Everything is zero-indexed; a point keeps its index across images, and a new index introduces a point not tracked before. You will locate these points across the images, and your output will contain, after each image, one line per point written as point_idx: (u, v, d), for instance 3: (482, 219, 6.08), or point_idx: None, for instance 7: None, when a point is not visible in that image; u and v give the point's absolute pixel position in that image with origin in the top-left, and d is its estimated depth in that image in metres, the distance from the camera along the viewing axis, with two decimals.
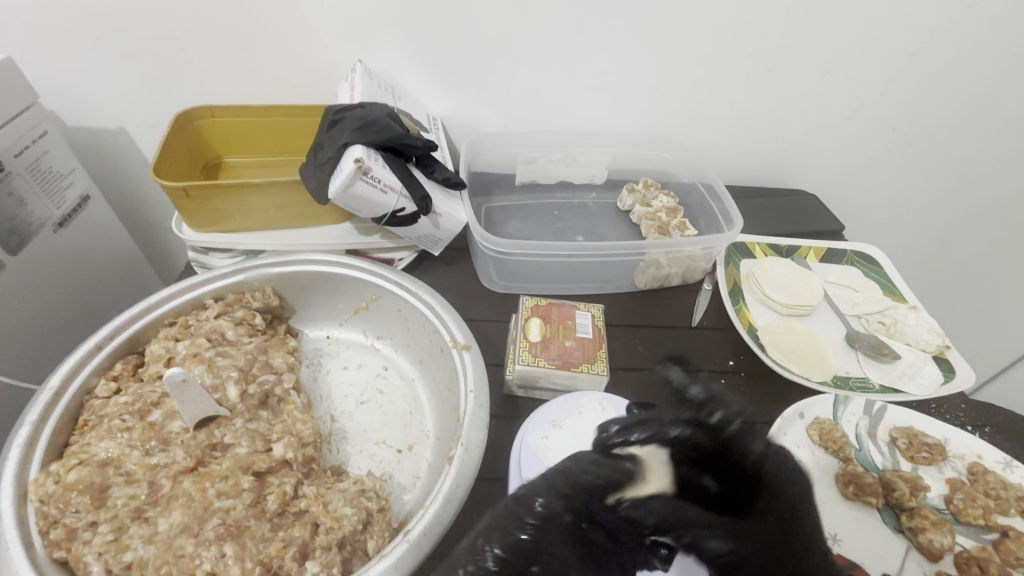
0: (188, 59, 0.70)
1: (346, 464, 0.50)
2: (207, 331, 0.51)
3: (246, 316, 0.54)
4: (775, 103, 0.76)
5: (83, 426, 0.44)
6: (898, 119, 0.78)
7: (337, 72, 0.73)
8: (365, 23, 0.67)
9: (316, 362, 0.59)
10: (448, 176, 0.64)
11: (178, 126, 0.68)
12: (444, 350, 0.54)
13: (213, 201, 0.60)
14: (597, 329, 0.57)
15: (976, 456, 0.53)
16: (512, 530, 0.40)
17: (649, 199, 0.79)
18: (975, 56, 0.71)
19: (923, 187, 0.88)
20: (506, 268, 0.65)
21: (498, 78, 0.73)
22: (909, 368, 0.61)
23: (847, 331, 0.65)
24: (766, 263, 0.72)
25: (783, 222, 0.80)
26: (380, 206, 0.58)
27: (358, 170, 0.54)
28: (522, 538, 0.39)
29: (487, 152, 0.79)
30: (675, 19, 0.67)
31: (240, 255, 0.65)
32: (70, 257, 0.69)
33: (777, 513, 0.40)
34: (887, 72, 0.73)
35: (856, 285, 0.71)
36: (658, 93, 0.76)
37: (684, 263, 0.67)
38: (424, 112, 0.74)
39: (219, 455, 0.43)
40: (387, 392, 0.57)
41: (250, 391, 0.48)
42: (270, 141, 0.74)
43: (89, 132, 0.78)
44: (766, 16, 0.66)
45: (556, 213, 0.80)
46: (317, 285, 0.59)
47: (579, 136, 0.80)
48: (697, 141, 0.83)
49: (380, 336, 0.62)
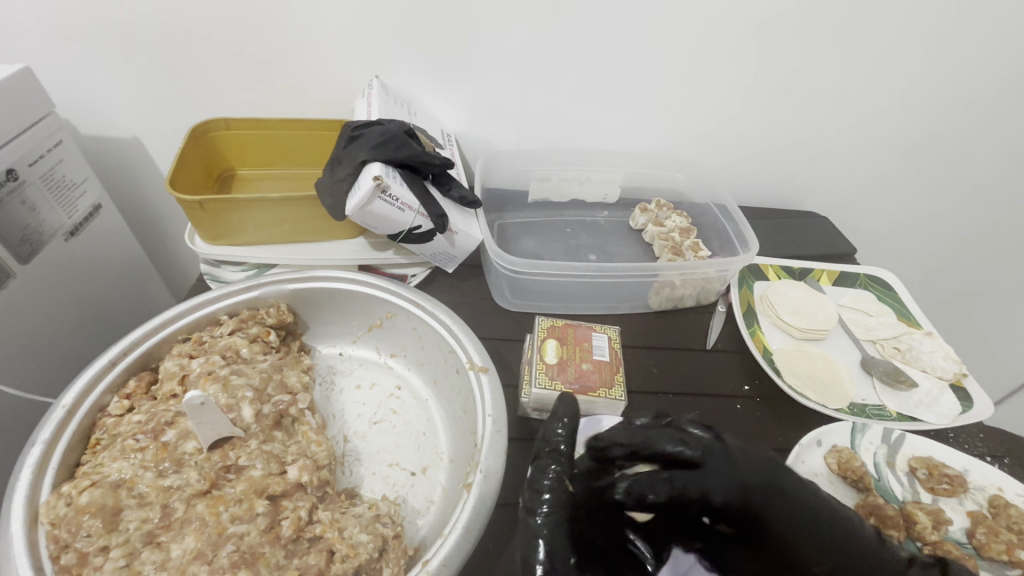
0: (206, 70, 0.70)
1: (360, 487, 0.49)
2: (221, 348, 0.50)
3: (260, 333, 0.53)
4: (786, 125, 0.77)
5: (95, 445, 0.43)
6: (908, 142, 0.79)
7: (353, 85, 0.73)
8: (383, 39, 0.67)
9: (329, 381, 0.58)
10: (465, 194, 0.63)
11: (194, 137, 0.68)
12: (460, 370, 0.53)
13: (226, 214, 0.60)
14: (613, 352, 0.56)
15: (997, 489, 0.52)
16: (533, 518, 0.43)
17: (662, 219, 0.79)
18: (984, 83, 0.72)
19: (933, 208, 0.88)
20: (521, 288, 0.64)
21: (513, 94, 0.73)
22: (927, 396, 0.60)
23: (863, 356, 0.64)
24: (780, 285, 0.71)
25: (796, 243, 0.80)
26: (396, 223, 0.58)
27: (377, 188, 0.54)
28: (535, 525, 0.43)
29: (500, 167, 0.79)
30: (690, 40, 0.67)
31: (253, 268, 0.65)
32: (81, 267, 0.69)
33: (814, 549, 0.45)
34: (898, 95, 0.73)
35: (871, 309, 0.70)
36: (670, 112, 0.76)
37: (698, 285, 0.66)
38: (438, 127, 0.74)
39: (234, 478, 0.43)
40: (400, 412, 0.56)
41: (265, 411, 0.47)
42: (285, 154, 0.75)
43: (104, 141, 0.78)
44: (779, 38, 0.67)
45: (569, 230, 0.80)
46: (330, 302, 0.58)
47: (592, 153, 0.80)
48: (709, 161, 0.83)
49: (394, 353, 0.61)
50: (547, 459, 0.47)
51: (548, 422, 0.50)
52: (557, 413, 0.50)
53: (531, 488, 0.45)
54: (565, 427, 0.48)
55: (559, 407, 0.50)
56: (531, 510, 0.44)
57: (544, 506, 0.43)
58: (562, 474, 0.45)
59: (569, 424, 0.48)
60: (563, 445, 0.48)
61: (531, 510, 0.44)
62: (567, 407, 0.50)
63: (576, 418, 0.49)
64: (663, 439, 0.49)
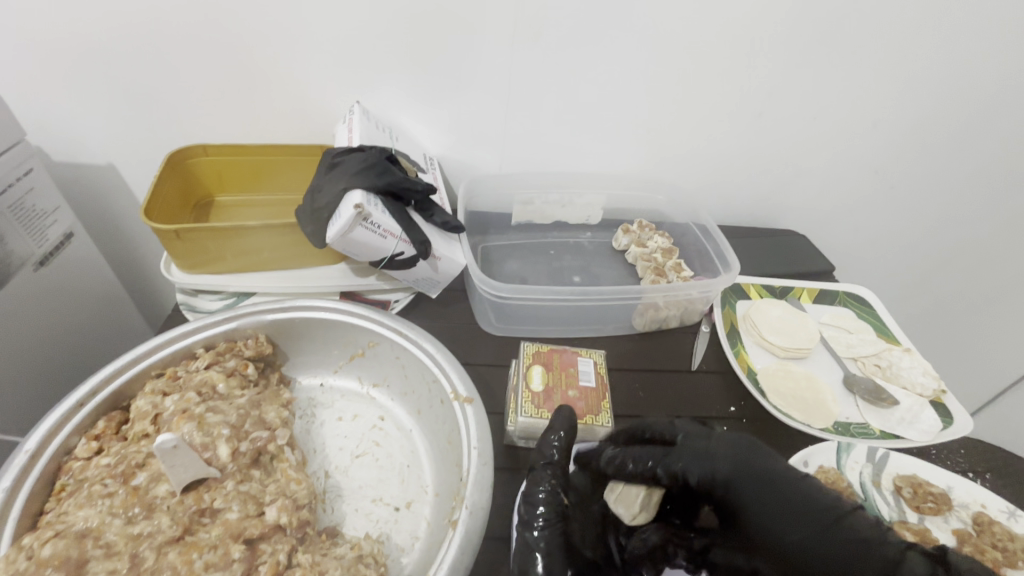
0: (186, 97, 0.70)
1: (342, 525, 0.48)
2: (196, 384, 0.48)
3: (238, 367, 0.51)
4: (761, 147, 0.79)
5: (60, 491, 0.41)
6: (879, 163, 0.81)
7: (335, 111, 0.73)
8: (365, 66, 0.68)
9: (310, 414, 0.56)
10: (447, 219, 0.63)
11: (171, 164, 0.67)
12: (444, 401, 0.51)
13: (204, 242, 0.59)
14: (600, 378, 0.56)
15: (981, 505, 0.53)
16: (528, 529, 0.44)
17: (644, 240, 0.80)
18: (948, 107, 0.75)
19: (906, 224, 0.91)
20: (506, 312, 0.64)
21: (495, 119, 0.74)
22: (908, 413, 0.61)
23: (845, 374, 0.65)
24: (761, 304, 0.72)
25: (776, 262, 0.81)
26: (379, 251, 0.58)
27: (359, 216, 0.54)
28: (530, 537, 0.44)
29: (484, 191, 0.79)
30: (668, 66, 0.69)
31: (231, 297, 0.64)
32: (51, 298, 0.67)
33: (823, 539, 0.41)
34: (868, 117, 0.76)
35: (851, 327, 0.71)
36: (650, 136, 0.77)
37: (682, 306, 0.66)
38: (421, 151, 0.74)
39: (208, 522, 0.41)
40: (383, 444, 0.54)
41: (242, 449, 0.45)
42: (264, 178, 0.74)
43: (78, 168, 0.76)
44: (752, 64, 0.69)
45: (552, 252, 0.80)
46: (312, 332, 0.56)
47: (574, 176, 0.81)
48: (689, 182, 0.84)
49: (377, 384, 0.59)
50: (541, 472, 0.47)
51: (544, 434, 0.49)
52: (554, 425, 0.50)
53: (524, 500, 0.46)
54: (564, 440, 0.48)
55: (556, 419, 0.50)
56: (527, 521, 0.44)
57: (539, 518, 0.44)
58: (557, 488, 0.46)
59: (566, 436, 0.48)
60: (557, 456, 0.48)
61: (527, 522, 0.44)
62: (564, 420, 0.49)
63: (573, 430, 0.49)
64: (657, 426, 0.52)
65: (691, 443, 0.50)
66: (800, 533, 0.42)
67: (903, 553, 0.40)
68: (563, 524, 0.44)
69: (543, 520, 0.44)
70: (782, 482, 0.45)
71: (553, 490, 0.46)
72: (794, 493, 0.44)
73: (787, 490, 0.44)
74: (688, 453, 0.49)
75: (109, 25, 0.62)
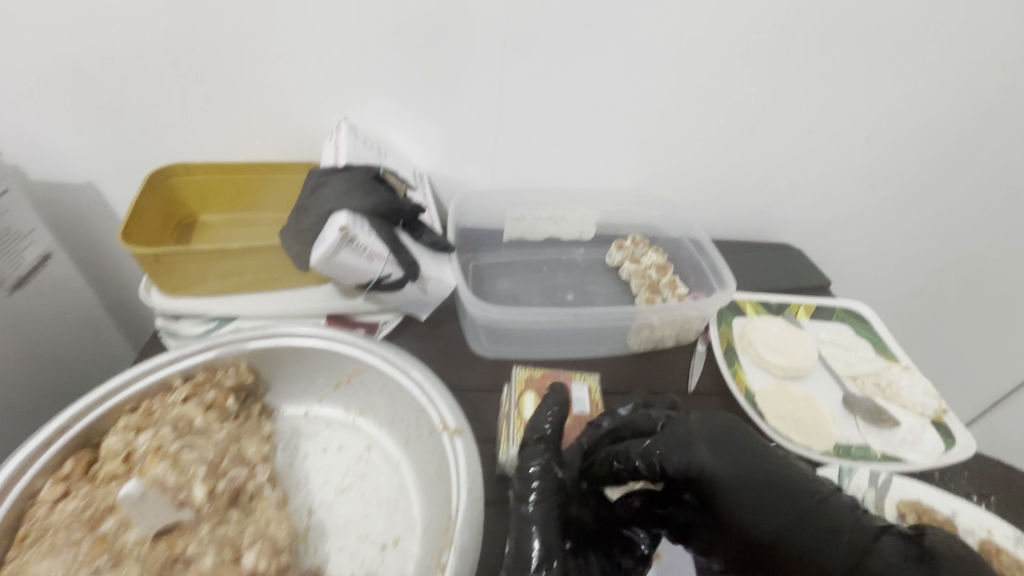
0: (169, 114, 0.68)
1: (326, 566, 0.46)
2: (172, 420, 0.46)
3: (217, 398, 0.49)
4: (756, 161, 0.78)
5: (22, 540, 0.39)
6: (873, 176, 0.81)
7: (322, 127, 0.71)
8: (352, 82, 0.66)
9: (293, 445, 0.53)
10: (436, 240, 0.62)
11: (151, 184, 0.66)
12: (433, 432, 0.49)
13: (184, 266, 0.57)
14: (594, 403, 0.58)
15: (987, 531, 0.51)
16: (523, 502, 0.46)
17: (638, 256, 0.78)
18: (940, 119, 0.74)
19: (901, 237, 0.90)
20: (497, 334, 0.62)
21: (485, 135, 0.73)
22: (909, 435, 0.59)
23: (844, 394, 0.64)
24: (757, 321, 0.71)
25: (771, 278, 0.80)
26: (365, 274, 0.56)
27: (343, 238, 0.52)
28: (524, 510, 0.46)
29: (475, 208, 0.78)
30: (660, 79, 0.68)
31: (213, 320, 0.62)
32: (25, 323, 0.64)
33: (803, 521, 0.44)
34: (861, 130, 0.75)
35: (848, 343, 0.70)
36: (643, 151, 0.76)
37: (677, 325, 0.65)
38: (410, 168, 0.73)
39: (181, 570, 0.39)
40: (370, 477, 0.52)
41: (220, 488, 0.43)
42: (248, 197, 0.72)
43: (57, 186, 0.74)
44: (745, 78, 0.69)
45: (545, 270, 0.79)
46: (296, 360, 0.54)
47: (567, 192, 0.80)
48: (682, 198, 0.83)
49: (363, 412, 0.56)
50: (534, 447, 0.49)
51: (538, 411, 0.52)
52: (547, 403, 0.53)
53: (517, 477, 0.47)
54: (555, 417, 0.51)
55: (551, 398, 0.53)
56: (521, 495, 0.46)
57: (531, 490, 0.46)
58: (550, 461, 0.48)
59: (558, 414, 0.51)
60: (550, 432, 0.50)
61: (522, 494, 0.46)
62: (557, 396, 0.53)
63: (564, 408, 0.52)
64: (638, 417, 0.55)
65: (673, 433, 0.51)
66: (777, 522, 0.45)
67: (882, 532, 0.43)
68: (556, 495, 0.47)
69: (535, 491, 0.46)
70: (765, 474, 0.47)
71: (545, 465, 0.47)
72: (777, 485, 0.46)
73: (772, 482, 0.46)
74: (667, 440, 0.51)
75: (88, 42, 0.60)
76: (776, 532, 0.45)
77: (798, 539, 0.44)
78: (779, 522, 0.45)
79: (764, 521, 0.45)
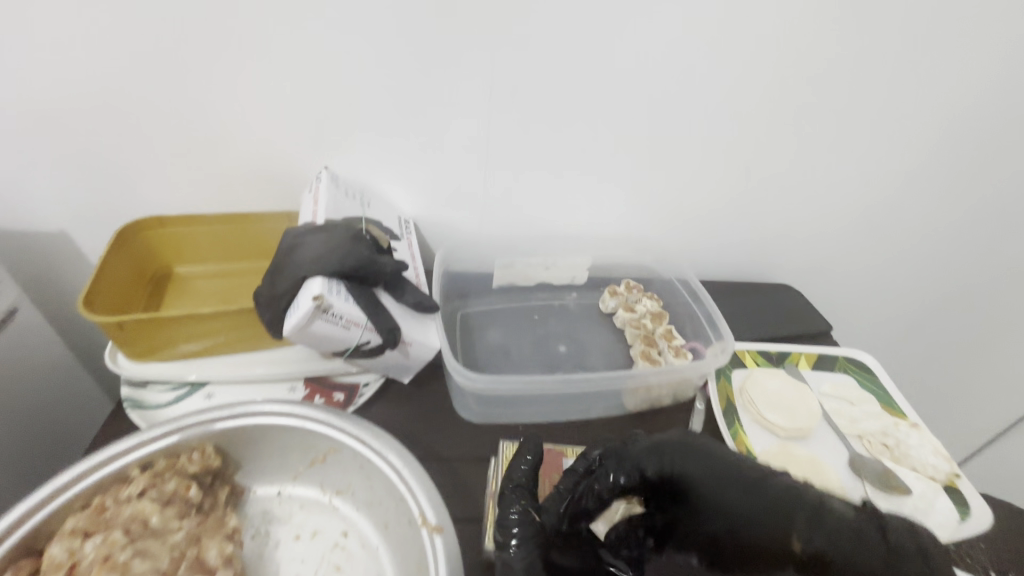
0: (143, 162, 0.65)
1: None
2: (126, 520, 0.43)
3: (178, 490, 0.46)
4: (752, 202, 0.76)
5: None
6: (871, 215, 0.79)
7: (302, 175, 0.68)
8: (334, 130, 0.64)
9: (263, 533, 0.50)
10: (420, 299, 0.58)
11: (121, 241, 0.63)
12: (412, 523, 0.46)
13: (154, 332, 0.55)
14: None
15: None
16: (504, 545, 0.45)
17: (633, 303, 0.75)
18: (937, 159, 0.73)
19: (901, 275, 0.88)
20: (486, 400, 0.58)
21: (472, 180, 0.71)
22: (922, 502, 0.56)
23: (850, 455, 0.60)
24: (758, 374, 0.68)
25: (771, 323, 0.78)
26: (342, 342, 0.53)
27: (318, 308, 0.49)
28: (507, 556, 0.45)
29: (463, 255, 0.75)
30: (652, 122, 0.66)
31: (185, 386, 0.58)
32: None
33: (773, 500, 0.46)
34: (859, 171, 0.73)
35: (852, 397, 0.67)
36: (636, 194, 0.74)
37: (674, 384, 0.62)
38: (395, 215, 0.70)
39: None
40: (346, 568, 0.49)
41: None
42: (225, 249, 0.69)
43: (26, 236, 0.71)
44: (739, 120, 0.67)
45: (536, 318, 0.76)
46: (267, 441, 0.51)
47: (558, 236, 0.77)
48: (677, 240, 0.81)
49: (340, 492, 0.53)
50: (510, 495, 0.49)
51: (512, 462, 0.52)
52: (523, 451, 0.53)
53: (496, 524, 0.47)
54: (529, 464, 0.51)
55: (524, 446, 0.53)
56: (501, 536, 0.45)
57: (511, 534, 0.45)
58: (527, 507, 0.47)
59: (533, 460, 0.52)
60: (525, 480, 0.50)
61: (502, 537, 0.45)
62: (532, 446, 0.53)
63: (539, 456, 0.52)
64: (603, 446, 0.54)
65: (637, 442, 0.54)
66: (748, 502, 0.47)
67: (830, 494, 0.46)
68: (538, 538, 0.46)
69: (514, 535, 0.45)
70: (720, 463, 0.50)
71: (523, 510, 0.47)
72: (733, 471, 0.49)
73: (726, 468, 0.50)
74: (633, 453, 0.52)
75: (64, 91, 0.58)
76: (751, 511, 0.47)
77: (773, 514, 0.46)
78: (749, 512, 0.47)
79: (737, 507, 0.47)
